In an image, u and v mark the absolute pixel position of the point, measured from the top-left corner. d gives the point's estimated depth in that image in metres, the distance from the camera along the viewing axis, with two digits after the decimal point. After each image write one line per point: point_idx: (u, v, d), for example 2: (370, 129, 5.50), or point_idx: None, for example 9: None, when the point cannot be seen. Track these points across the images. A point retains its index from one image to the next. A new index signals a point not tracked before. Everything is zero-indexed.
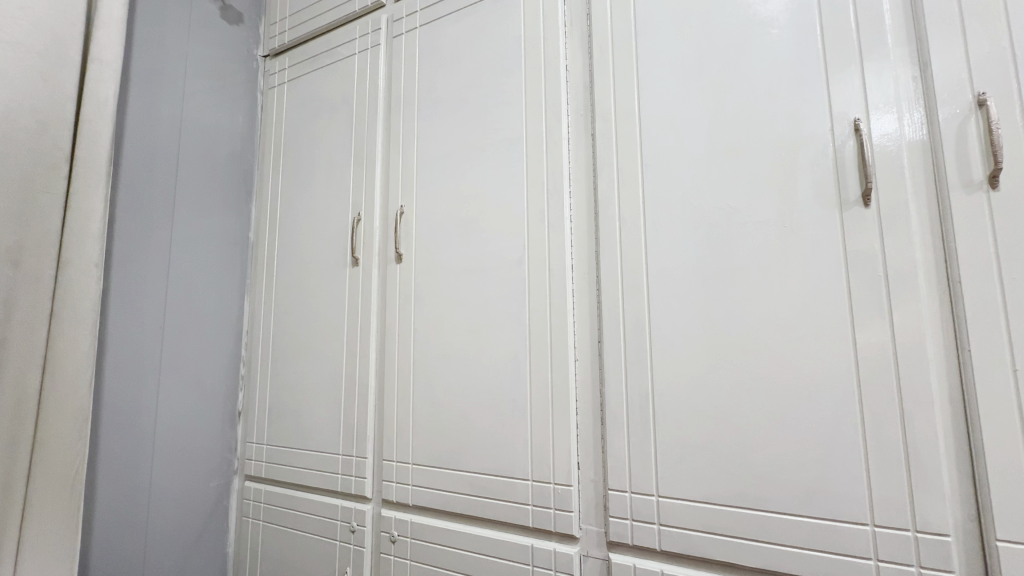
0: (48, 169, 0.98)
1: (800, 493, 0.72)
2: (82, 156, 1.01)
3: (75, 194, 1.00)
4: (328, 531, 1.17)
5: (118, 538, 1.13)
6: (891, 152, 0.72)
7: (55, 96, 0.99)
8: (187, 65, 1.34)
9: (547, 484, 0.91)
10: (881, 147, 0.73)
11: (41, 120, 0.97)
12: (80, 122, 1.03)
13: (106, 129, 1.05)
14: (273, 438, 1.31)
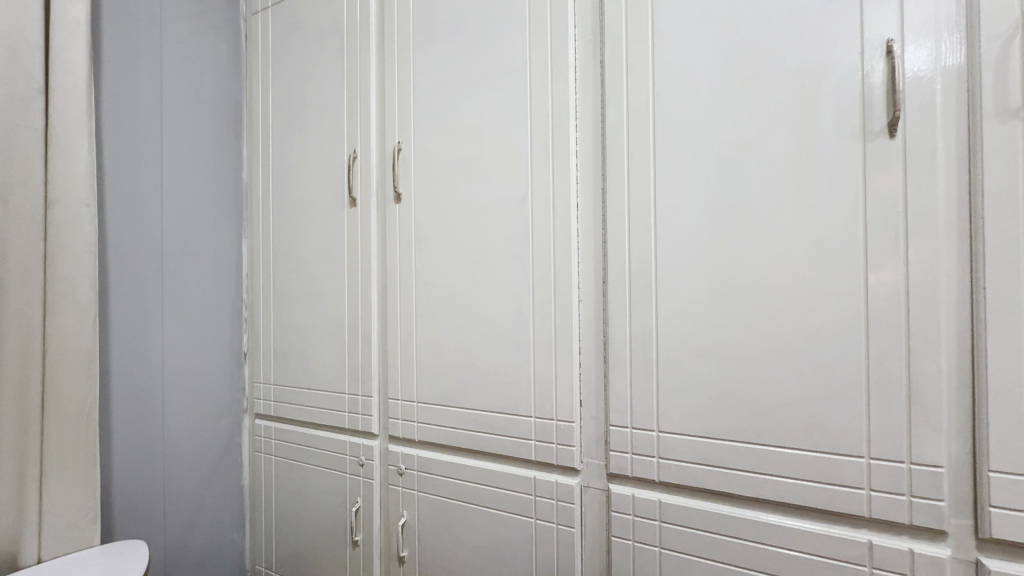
0: (23, 102, 0.92)
1: (798, 427, 0.73)
2: (58, 87, 0.96)
3: (55, 128, 0.95)
4: (338, 465, 1.21)
5: (138, 472, 1.19)
6: (924, 77, 0.67)
7: (21, 21, 0.92)
8: None
9: (549, 421, 0.93)
10: (914, 72, 0.67)
11: (9, 46, 0.90)
12: (51, 49, 0.96)
13: (81, 58, 0.98)
14: (280, 379, 1.33)
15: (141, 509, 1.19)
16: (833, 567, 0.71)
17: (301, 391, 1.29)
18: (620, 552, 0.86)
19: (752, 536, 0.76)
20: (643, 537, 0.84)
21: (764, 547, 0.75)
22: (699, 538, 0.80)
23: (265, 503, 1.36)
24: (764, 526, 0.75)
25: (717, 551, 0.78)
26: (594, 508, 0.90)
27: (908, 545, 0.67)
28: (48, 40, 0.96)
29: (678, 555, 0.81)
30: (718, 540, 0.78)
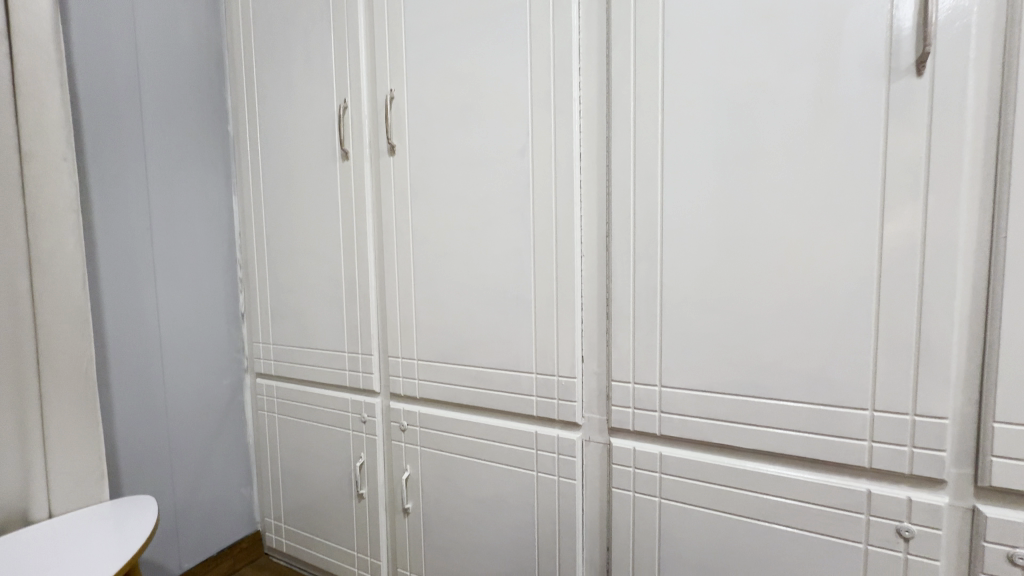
0: None
1: (802, 381, 0.72)
2: (21, 29, 0.89)
3: (22, 76, 0.89)
4: (340, 422, 1.22)
5: (143, 431, 1.19)
6: (959, 8, 0.61)
7: None
8: None
9: (550, 377, 0.92)
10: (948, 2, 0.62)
11: None
12: None
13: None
14: (279, 338, 1.32)
15: (148, 467, 1.20)
16: (830, 515, 0.72)
17: (300, 351, 1.28)
18: (621, 503, 0.88)
19: (751, 487, 0.77)
20: (643, 489, 0.85)
21: (763, 497, 0.76)
22: (699, 488, 0.81)
23: (271, 459, 1.39)
24: (764, 477, 0.76)
25: (717, 501, 0.80)
26: (595, 461, 0.91)
27: (906, 494, 0.68)
28: None
29: (677, 505, 0.83)
30: (717, 490, 0.79)
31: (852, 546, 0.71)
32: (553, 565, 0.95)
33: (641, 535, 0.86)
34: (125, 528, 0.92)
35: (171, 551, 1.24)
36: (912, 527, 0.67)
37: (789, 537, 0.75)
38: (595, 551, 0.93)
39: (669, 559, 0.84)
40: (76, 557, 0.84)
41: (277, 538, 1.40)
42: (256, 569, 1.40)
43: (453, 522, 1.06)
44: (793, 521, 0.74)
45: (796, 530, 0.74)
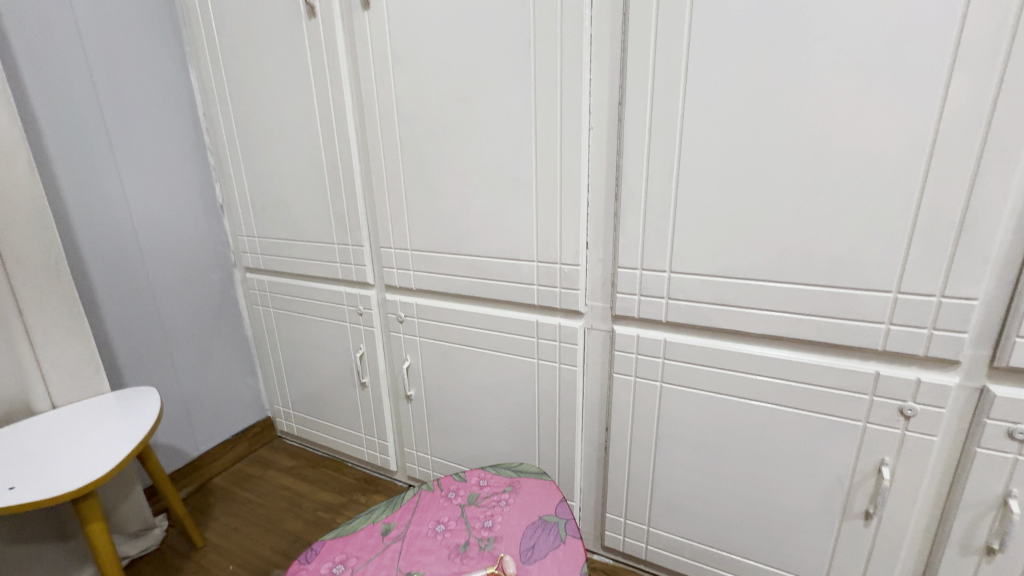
0: None
1: (825, 264, 0.67)
2: None
3: None
4: (337, 314, 1.20)
5: (135, 326, 1.16)
6: None
7: None
8: None
9: (552, 265, 0.87)
10: None
11: None
12: None
13: None
14: (264, 231, 1.25)
15: (148, 360, 1.19)
16: (834, 395, 0.72)
17: (287, 243, 1.22)
18: (621, 387, 0.88)
19: (756, 370, 0.76)
20: (645, 374, 0.85)
21: (767, 379, 0.76)
22: (702, 372, 0.80)
23: (272, 352, 1.40)
24: (770, 360, 0.74)
25: (719, 385, 0.79)
26: (597, 348, 0.90)
27: (916, 375, 0.67)
28: None
29: (678, 388, 0.83)
30: (721, 374, 0.79)
31: (851, 423, 0.72)
32: (553, 444, 0.99)
33: (640, 416, 0.88)
34: (132, 415, 0.94)
35: (186, 436, 1.29)
36: (916, 406, 0.67)
37: (789, 415, 0.76)
38: (594, 430, 0.96)
39: (666, 437, 0.87)
40: (88, 443, 0.85)
41: (288, 423, 1.46)
42: (271, 450, 1.48)
43: (455, 406, 1.09)
44: (794, 402, 0.75)
45: (796, 409, 0.75)
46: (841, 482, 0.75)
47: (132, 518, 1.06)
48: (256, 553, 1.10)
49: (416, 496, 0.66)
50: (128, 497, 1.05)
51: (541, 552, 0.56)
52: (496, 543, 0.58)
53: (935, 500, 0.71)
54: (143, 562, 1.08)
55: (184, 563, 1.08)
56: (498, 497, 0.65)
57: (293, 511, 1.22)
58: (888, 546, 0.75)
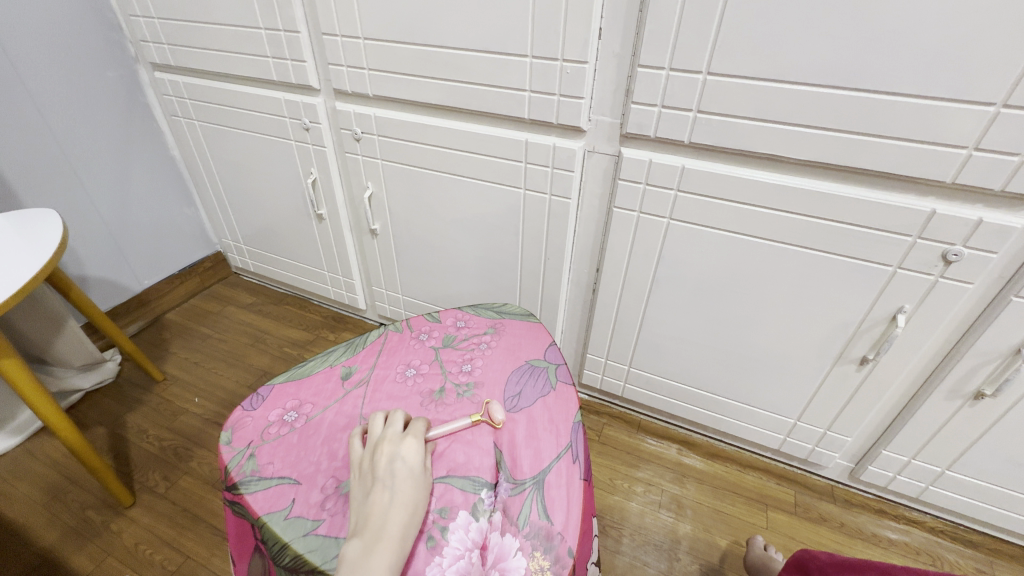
0: None
1: (922, 64, 0.50)
2: None
3: None
4: (277, 129, 0.98)
5: (15, 134, 0.92)
6: None
7: None
8: None
9: (551, 62, 0.66)
10: None
11: None
12: None
13: None
14: (163, 10, 0.93)
15: (47, 179, 0.98)
16: (870, 237, 0.61)
17: (198, 28, 0.92)
18: (621, 223, 0.76)
19: (787, 206, 0.64)
20: (652, 208, 0.72)
21: (796, 217, 0.64)
22: (720, 207, 0.68)
23: (207, 177, 1.18)
24: (808, 193, 0.62)
25: (737, 222, 0.68)
26: (597, 176, 0.75)
27: (977, 215, 0.56)
28: None
29: (688, 226, 0.71)
30: (742, 209, 0.67)
31: (879, 268, 0.63)
32: (536, 285, 0.90)
33: (638, 257, 0.78)
34: (34, 240, 0.76)
35: (122, 269, 1.15)
36: (964, 251, 0.58)
37: (810, 258, 0.66)
38: (583, 271, 0.86)
39: (664, 280, 0.78)
40: None
41: (241, 259, 1.32)
42: (228, 286, 1.37)
43: (428, 243, 0.96)
44: (820, 244, 0.65)
45: (820, 251, 0.65)
46: (848, 328, 0.69)
47: (75, 352, 0.98)
48: (222, 387, 1.06)
49: (383, 337, 0.57)
50: (63, 331, 0.95)
51: (528, 400, 0.49)
52: (476, 390, 0.50)
53: (941, 348, 0.67)
54: (99, 394, 1.03)
55: (145, 395, 1.04)
56: (478, 340, 0.56)
57: (258, 346, 1.17)
58: (873, 389, 0.73)
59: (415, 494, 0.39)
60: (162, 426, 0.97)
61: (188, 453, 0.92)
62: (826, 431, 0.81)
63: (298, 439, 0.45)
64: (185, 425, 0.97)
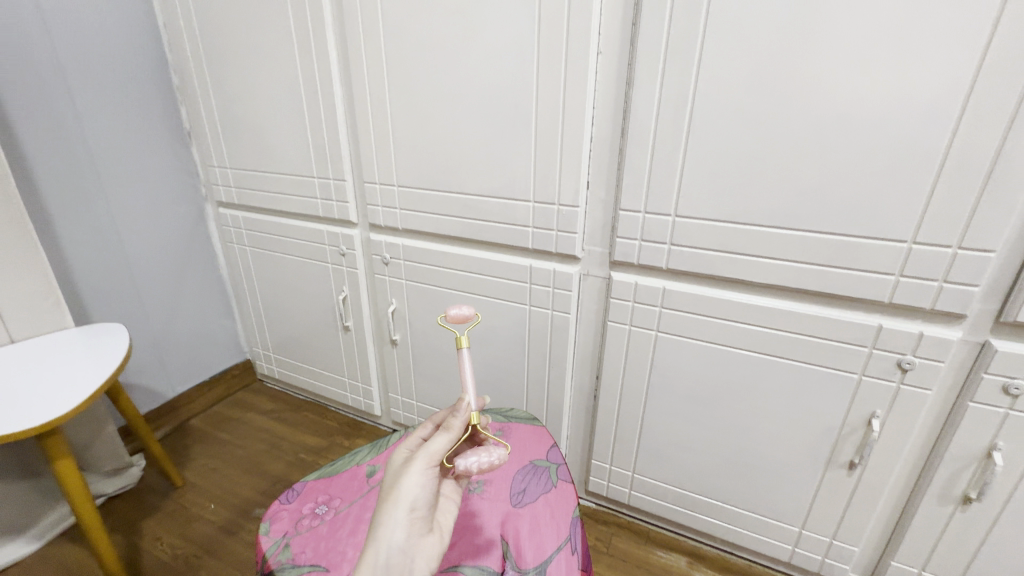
0: None
1: (841, 211, 0.64)
2: None
3: None
4: (317, 254, 1.14)
5: (98, 259, 1.09)
6: None
7: None
8: None
9: (550, 206, 0.82)
10: None
11: None
12: None
13: None
14: (236, 163, 1.16)
15: (113, 296, 1.13)
16: (833, 347, 0.70)
17: (264, 176, 1.13)
18: (615, 335, 0.86)
19: (756, 321, 0.74)
20: (641, 323, 0.83)
21: (765, 331, 0.74)
22: (699, 322, 0.78)
23: (249, 292, 1.33)
24: (771, 311, 0.72)
25: (716, 335, 0.77)
26: (591, 295, 0.87)
27: (918, 329, 0.65)
28: None
29: (674, 338, 0.81)
30: (719, 323, 0.77)
31: (846, 376, 0.71)
32: (542, 391, 0.97)
33: (633, 366, 0.86)
34: (98, 352, 0.88)
35: (160, 376, 1.25)
36: (915, 360, 0.66)
37: (784, 367, 0.74)
38: (584, 379, 0.94)
39: (658, 387, 0.86)
40: (53, 381, 0.80)
41: (268, 366, 1.42)
42: (251, 393, 1.45)
43: (442, 353, 1.06)
44: (791, 354, 0.73)
45: (792, 361, 0.74)
46: (831, 433, 0.75)
47: (106, 456, 1.03)
48: (237, 493, 1.09)
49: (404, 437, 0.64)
50: (101, 435, 1.02)
51: (532, 496, 0.55)
52: (487, 486, 0.57)
53: (920, 452, 0.72)
54: (119, 500, 1.06)
55: (162, 501, 1.07)
56: None
57: (274, 452, 1.21)
58: (867, 495, 0.76)
59: (385, 494, 0.39)
60: (175, 533, 0.99)
61: (197, 561, 0.93)
62: (832, 540, 0.82)
63: (327, 530, 0.51)
64: (197, 532, 0.99)
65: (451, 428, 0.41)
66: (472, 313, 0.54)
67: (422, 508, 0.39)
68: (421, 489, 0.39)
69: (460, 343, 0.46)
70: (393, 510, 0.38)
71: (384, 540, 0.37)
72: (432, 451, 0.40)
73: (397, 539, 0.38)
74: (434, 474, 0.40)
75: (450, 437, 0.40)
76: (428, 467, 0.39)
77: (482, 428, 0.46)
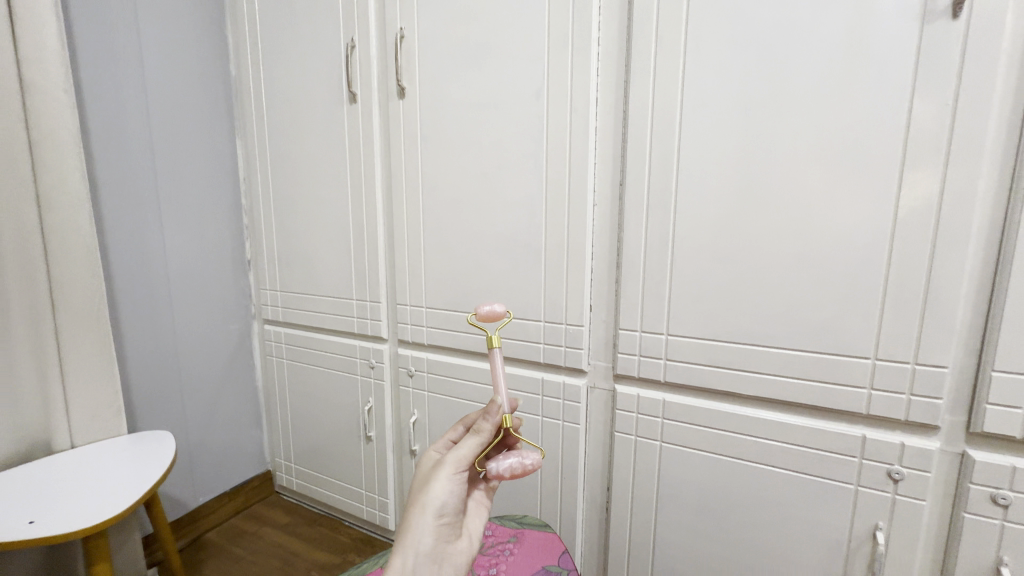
0: None
1: (809, 331, 0.74)
2: None
3: (22, 18, 0.88)
4: (348, 366, 1.25)
5: (154, 370, 1.21)
6: None
7: None
8: None
9: (558, 325, 0.94)
10: None
11: None
12: None
13: None
14: (286, 286, 1.33)
15: (161, 405, 1.23)
16: (825, 457, 0.75)
17: (309, 297, 1.29)
18: (623, 445, 0.91)
19: (750, 431, 0.80)
20: (645, 433, 0.89)
21: (761, 441, 0.79)
22: (699, 432, 0.84)
23: (280, 402, 1.43)
24: (763, 421, 0.79)
25: (716, 445, 0.83)
26: (599, 406, 0.95)
27: (899, 439, 0.71)
28: None
29: (677, 448, 0.86)
30: (717, 433, 0.83)
31: (843, 486, 0.75)
32: (555, 503, 1.00)
33: (641, 476, 0.90)
34: (144, 459, 0.96)
35: (187, 485, 1.29)
36: (903, 470, 0.71)
37: (784, 477, 0.78)
38: (596, 490, 0.97)
39: (667, 498, 0.89)
40: (102, 484, 0.88)
41: (287, 477, 1.45)
42: (268, 505, 1.46)
43: None
44: (788, 464, 0.78)
45: (791, 471, 0.78)
46: (840, 547, 0.76)
47: (127, 567, 1.05)
48: None
49: None
50: (127, 544, 1.05)
51: None
52: None
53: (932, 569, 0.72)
54: None
55: None
56: (503, 546, 0.68)
57: (285, 569, 1.20)
58: None
59: (419, 498, 0.45)
60: None
61: None
62: None
63: None
64: None
65: (482, 430, 0.48)
66: (501, 313, 0.58)
67: (449, 512, 0.45)
68: (448, 494, 0.45)
69: (491, 343, 0.54)
70: (423, 513, 0.44)
71: (413, 541, 0.43)
72: (460, 454, 0.46)
73: (427, 541, 0.44)
74: (462, 475, 0.46)
75: (479, 439, 0.47)
76: (457, 469, 0.46)
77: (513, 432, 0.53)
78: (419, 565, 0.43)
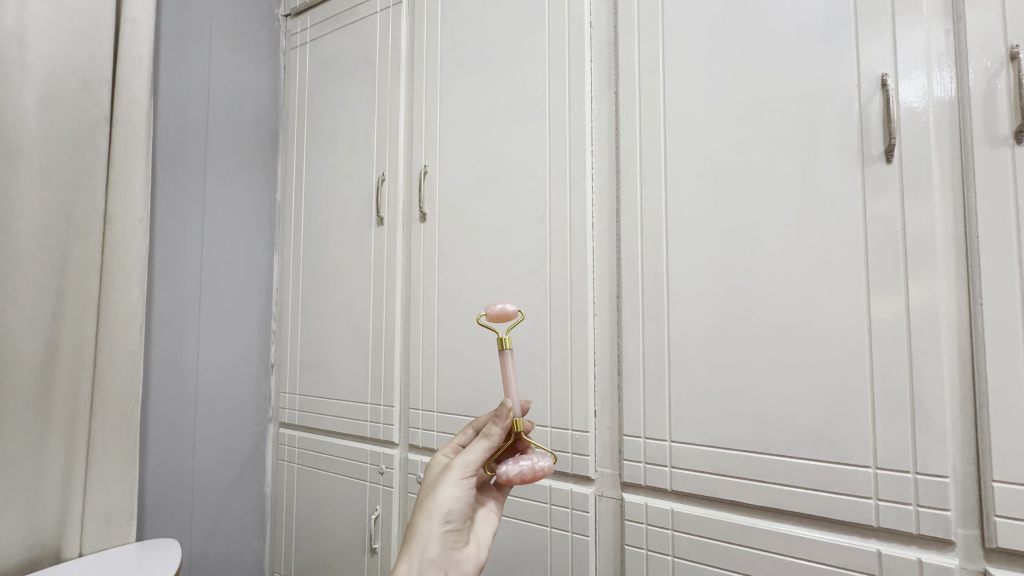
0: (90, 148, 1.05)
1: (807, 440, 0.76)
2: (122, 131, 1.08)
3: (115, 166, 1.08)
4: (358, 472, 1.26)
5: (169, 473, 1.24)
6: (918, 120, 0.71)
7: (92, 91, 1.05)
8: (212, 40, 1.38)
9: (565, 431, 0.97)
10: (906, 116, 0.72)
11: (82, 107, 1.03)
12: (116, 104, 1.08)
13: (140, 109, 1.11)
14: (305, 389, 1.39)
15: (170, 511, 1.24)
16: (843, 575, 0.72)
17: (325, 400, 1.34)
18: (633, 561, 0.88)
19: (763, 544, 0.78)
20: (656, 546, 0.86)
21: (775, 556, 0.77)
22: (711, 546, 0.82)
23: (287, 511, 1.41)
24: (774, 534, 0.77)
25: (730, 561, 0.80)
26: (608, 516, 0.93)
27: (916, 555, 0.69)
28: (113, 98, 1.09)
29: (690, 564, 0.84)
30: (730, 548, 0.80)
31: None
32: None
33: None
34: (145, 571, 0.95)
35: None
36: None
37: None
38: None
39: None
40: None
41: None
42: None
43: None
44: None
45: None
46: None
47: None
48: None
49: None
50: None
51: None
52: None
53: None
54: None
55: None
56: None
57: None
58: None
59: (428, 503, 0.51)
60: None
61: None
62: None
63: None
64: None
65: (491, 433, 0.53)
66: (513, 311, 0.60)
67: (454, 518, 0.51)
68: (454, 501, 0.51)
69: (504, 345, 0.57)
70: (430, 516, 0.51)
71: (421, 544, 0.49)
72: (467, 461, 0.52)
73: (432, 542, 0.50)
74: (467, 480, 0.52)
75: (486, 444, 0.53)
76: (461, 475, 0.52)
77: (524, 434, 0.56)
78: (425, 567, 0.49)
